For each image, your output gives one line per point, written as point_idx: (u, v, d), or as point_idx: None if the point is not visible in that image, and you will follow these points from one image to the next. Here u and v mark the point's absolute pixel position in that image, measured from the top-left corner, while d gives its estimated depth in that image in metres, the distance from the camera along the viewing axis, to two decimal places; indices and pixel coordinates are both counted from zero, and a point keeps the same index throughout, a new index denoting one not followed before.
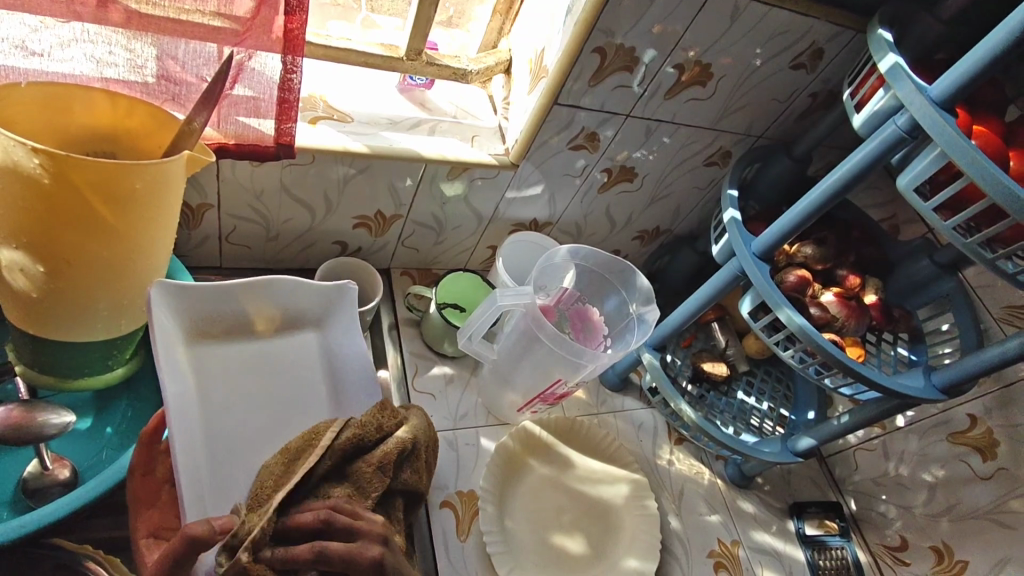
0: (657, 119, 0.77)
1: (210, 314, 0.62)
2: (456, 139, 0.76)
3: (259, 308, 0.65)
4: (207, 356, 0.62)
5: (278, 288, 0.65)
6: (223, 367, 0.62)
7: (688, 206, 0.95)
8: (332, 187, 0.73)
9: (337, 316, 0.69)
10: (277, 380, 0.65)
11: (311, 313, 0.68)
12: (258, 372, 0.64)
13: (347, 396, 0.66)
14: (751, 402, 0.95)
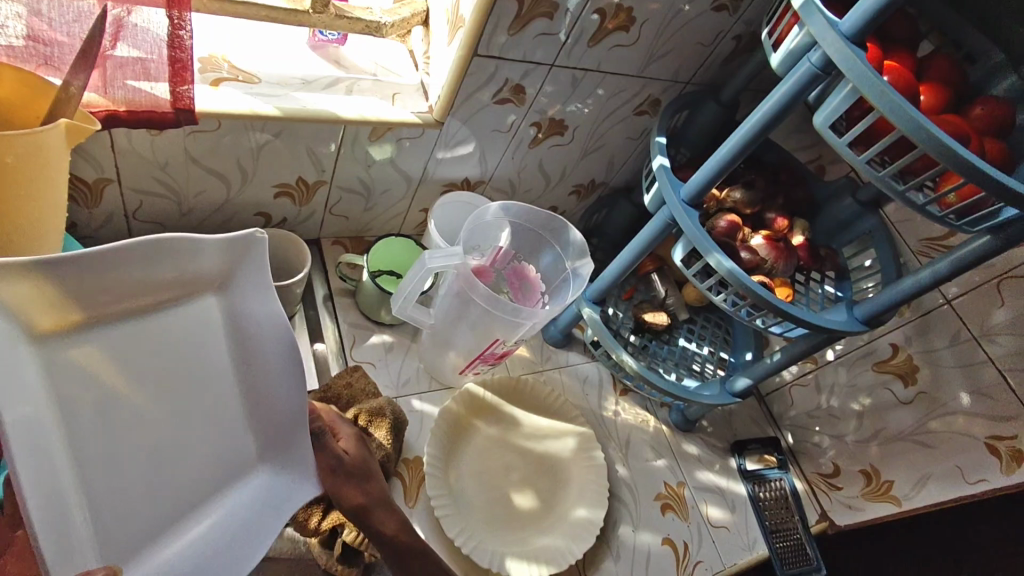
0: (583, 69, 0.76)
1: (62, 291, 0.42)
2: (375, 98, 0.72)
3: (119, 279, 0.45)
4: (54, 356, 0.42)
5: (157, 248, 0.45)
6: (84, 365, 0.44)
7: (621, 158, 0.94)
8: (244, 154, 0.69)
9: (243, 273, 0.51)
10: (167, 370, 0.49)
11: (203, 276, 0.50)
12: (152, 358, 0.48)
13: (267, 388, 0.53)
14: (692, 347, 0.98)
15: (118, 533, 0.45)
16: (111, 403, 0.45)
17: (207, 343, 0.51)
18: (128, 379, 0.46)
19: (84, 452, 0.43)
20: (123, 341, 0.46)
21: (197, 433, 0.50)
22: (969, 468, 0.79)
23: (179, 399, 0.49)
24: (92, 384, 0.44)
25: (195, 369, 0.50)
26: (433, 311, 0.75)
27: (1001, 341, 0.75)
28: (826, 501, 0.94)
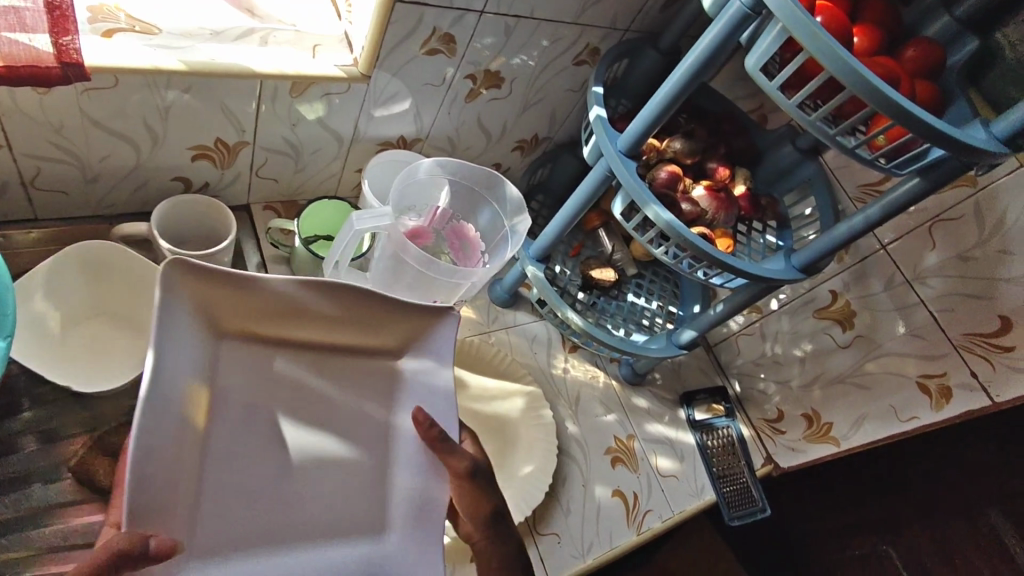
0: (515, 16, 0.72)
1: (262, 297, 0.56)
2: (294, 50, 0.68)
3: (297, 312, 0.58)
4: (226, 355, 0.56)
5: (312, 296, 0.57)
6: (238, 377, 0.56)
7: (564, 111, 0.91)
8: (150, 114, 0.64)
9: (425, 344, 0.61)
10: (313, 403, 0.58)
11: (390, 339, 0.61)
12: (303, 399, 0.58)
13: (409, 456, 0.58)
14: (641, 303, 0.97)
15: (213, 522, 0.50)
16: (257, 407, 0.56)
17: (374, 408, 0.59)
18: (273, 403, 0.57)
19: (216, 445, 0.53)
20: (275, 375, 0.58)
21: (343, 472, 0.57)
22: (901, 406, 0.81)
23: (318, 438, 0.57)
24: (258, 406, 0.56)
25: (357, 427, 0.58)
26: (370, 274, 0.73)
27: (933, 283, 0.77)
28: (771, 445, 0.97)
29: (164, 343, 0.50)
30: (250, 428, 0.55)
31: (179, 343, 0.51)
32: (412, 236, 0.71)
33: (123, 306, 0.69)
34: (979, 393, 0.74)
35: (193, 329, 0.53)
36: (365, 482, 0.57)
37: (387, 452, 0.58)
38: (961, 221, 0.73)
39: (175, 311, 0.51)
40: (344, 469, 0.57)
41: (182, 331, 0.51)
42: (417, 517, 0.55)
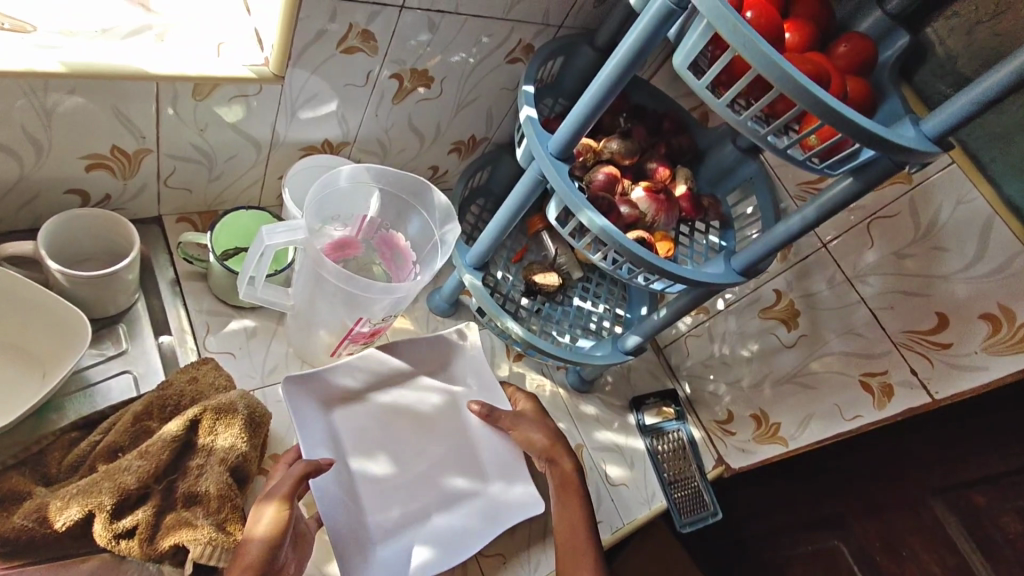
0: (438, 10, 0.68)
1: (360, 367, 0.72)
2: (197, 50, 0.62)
3: (385, 371, 0.74)
4: (348, 415, 0.70)
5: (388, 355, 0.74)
6: (366, 422, 0.71)
7: (501, 110, 0.88)
8: (30, 119, 0.57)
9: (450, 359, 0.78)
10: (418, 434, 0.73)
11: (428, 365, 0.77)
12: (407, 422, 0.73)
13: (475, 436, 0.76)
14: (587, 306, 0.95)
15: (395, 533, 0.68)
16: (380, 438, 0.71)
17: (444, 432, 0.74)
18: (394, 432, 0.72)
19: (367, 475, 0.69)
20: (390, 413, 0.73)
21: (447, 471, 0.73)
22: (846, 405, 0.81)
23: (429, 452, 0.73)
24: (377, 436, 0.71)
25: (445, 430, 0.75)
26: (293, 290, 0.68)
27: (872, 281, 0.76)
28: (722, 447, 0.96)
29: (301, 427, 0.66)
30: (382, 452, 0.71)
31: (308, 423, 0.67)
32: (340, 248, 0.68)
33: (12, 332, 0.62)
34: (919, 391, 0.73)
35: (314, 407, 0.68)
36: (463, 468, 0.74)
37: (465, 444, 0.75)
38: (898, 218, 0.73)
39: (300, 405, 0.67)
40: (446, 466, 0.73)
41: (314, 407, 0.68)
42: (505, 469, 0.75)
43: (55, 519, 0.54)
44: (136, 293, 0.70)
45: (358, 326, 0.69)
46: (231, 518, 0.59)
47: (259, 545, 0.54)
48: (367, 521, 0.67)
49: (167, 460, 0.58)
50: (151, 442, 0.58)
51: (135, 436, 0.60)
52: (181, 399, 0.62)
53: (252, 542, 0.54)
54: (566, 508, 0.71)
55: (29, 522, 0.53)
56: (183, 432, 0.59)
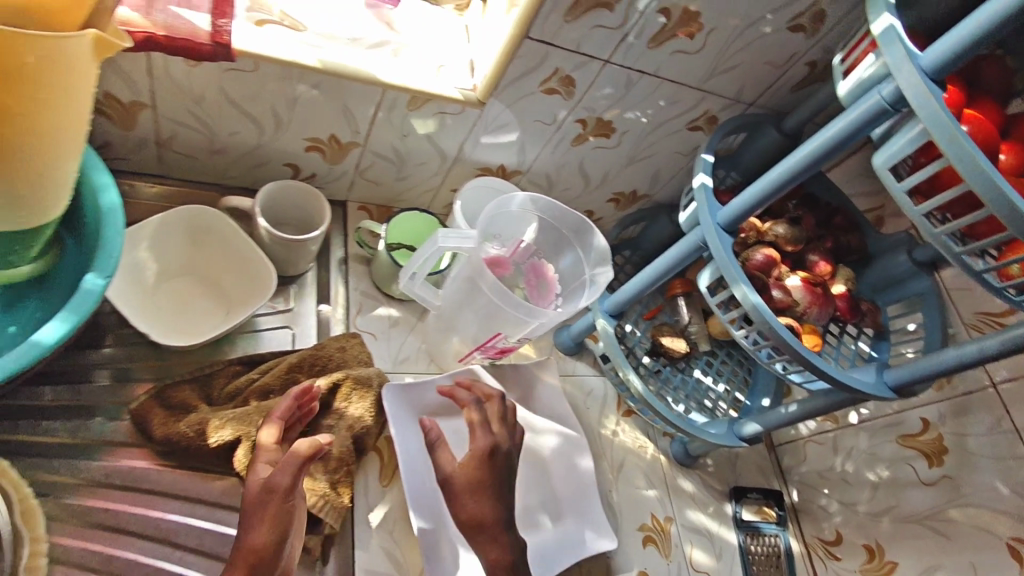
0: (639, 71, 0.71)
1: (457, 384, 0.74)
2: (422, 67, 0.70)
3: (478, 391, 0.76)
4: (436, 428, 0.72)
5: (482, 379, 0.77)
6: (454, 437, 0.73)
7: (668, 172, 0.90)
8: (279, 100, 0.67)
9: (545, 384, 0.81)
10: None
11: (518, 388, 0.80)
12: None
13: (560, 467, 0.77)
14: (707, 382, 0.93)
15: None
16: (467, 453, 0.73)
17: (527, 458, 0.76)
18: None
19: None
20: None
21: (528, 496, 0.74)
22: (983, 568, 0.73)
23: (513, 476, 0.74)
24: (466, 447, 0.73)
25: (543, 455, 0.77)
26: (442, 293, 0.73)
27: None
28: (822, 569, 0.87)
29: (399, 435, 0.68)
30: None
31: (405, 429, 0.69)
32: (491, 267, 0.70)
33: (217, 272, 0.73)
34: None
35: (411, 413, 0.70)
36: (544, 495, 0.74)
37: (548, 473, 0.76)
38: None
39: (398, 415, 0.69)
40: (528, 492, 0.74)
41: (409, 416, 0.70)
42: (578, 499, 0.76)
43: (209, 435, 0.61)
44: (312, 264, 0.78)
45: (493, 340, 0.73)
46: (343, 480, 0.64)
47: (261, 530, 0.54)
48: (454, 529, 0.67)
49: (307, 412, 0.65)
50: (299, 392, 0.65)
51: (285, 384, 0.67)
52: (329, 361, 0.69)
53: (259, 526, 0.54)
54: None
55: (191, 431, 0.61)
56: (328, 392, 0.66)
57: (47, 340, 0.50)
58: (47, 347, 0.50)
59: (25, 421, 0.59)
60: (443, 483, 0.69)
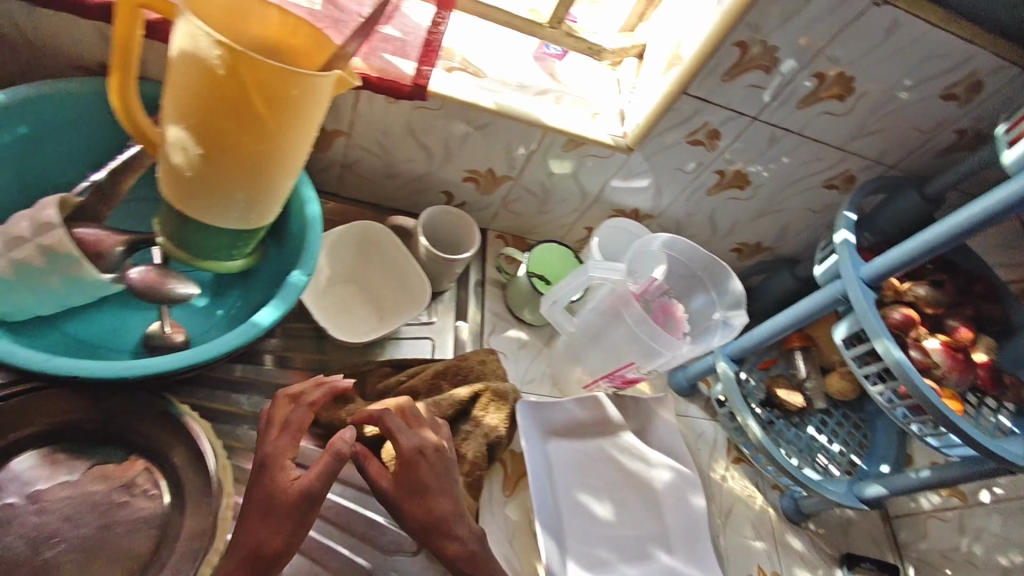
0: (784, 129, 0.74)
1: (581, 410, 0.79)
2: (579, 113, 0.77)
3: (598, 418, 0.80)
4: (558, 448, 0.76)
5: (606, 408, 0.81)
6: (573, 460, 0.77)
7: (796, 227, 0.92)
8: (452, 137, 0.76)
9: (662, 420, 0.83)
10: (622, 485, 0.78)
11: (634, 420, 0.83)
12: (610, 471, 0.78)
13: (671, 503, 0.78)
14: (821, 440, 0.91)
15: (593, 569, 0.70)
16: (585, 476, 0.76)
17: (640, 489, 0.78)
18: (595, 476, 0.77)
19: (573, 505, 0.73)
20: (595, 457, 0.78)
21: (640, 526, 0.76)
22: None
23: (626, 505, 0.76)
24: (584, 471, 0.77)
25: (656, 488, 0.79)
26: (578, 320, 0.79)
27: None
28: None
29: (528, 448, 0.73)
30: (594, 485, 0.76)
31: (532, 443, 0.74)
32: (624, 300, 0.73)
33: (376, 282, 0.81)
34: None
35: (538, 430, 0.75)
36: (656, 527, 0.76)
37: (659, 506, 0.78)
38: None
39: (527, 429, 0.74)
40: (640, 522, 0.76)
41: (536, 432, 0.75)
42: (686, 534, 0.76)
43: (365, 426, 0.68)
44: (455, 283, 0.85)
45: (623, 369, 0.78)
46: (473, 484, 0.69)
47: (277, 533, 0.51)
48: (571, 546, 0.70)
49: (449, 416, 0.70)
50: (444, 397, 0.71)
51: (431, 389, 0.73)
52: (470, 372, 0.75)
53: (276, 530, 0.51)
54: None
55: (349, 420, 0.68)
56: (468, 399, 0.71)
57: (263, 322, 0.59)
58: (264, 329, 0.59)
59: (220, 391, 0.70)
60: (563, 501, 0.73)
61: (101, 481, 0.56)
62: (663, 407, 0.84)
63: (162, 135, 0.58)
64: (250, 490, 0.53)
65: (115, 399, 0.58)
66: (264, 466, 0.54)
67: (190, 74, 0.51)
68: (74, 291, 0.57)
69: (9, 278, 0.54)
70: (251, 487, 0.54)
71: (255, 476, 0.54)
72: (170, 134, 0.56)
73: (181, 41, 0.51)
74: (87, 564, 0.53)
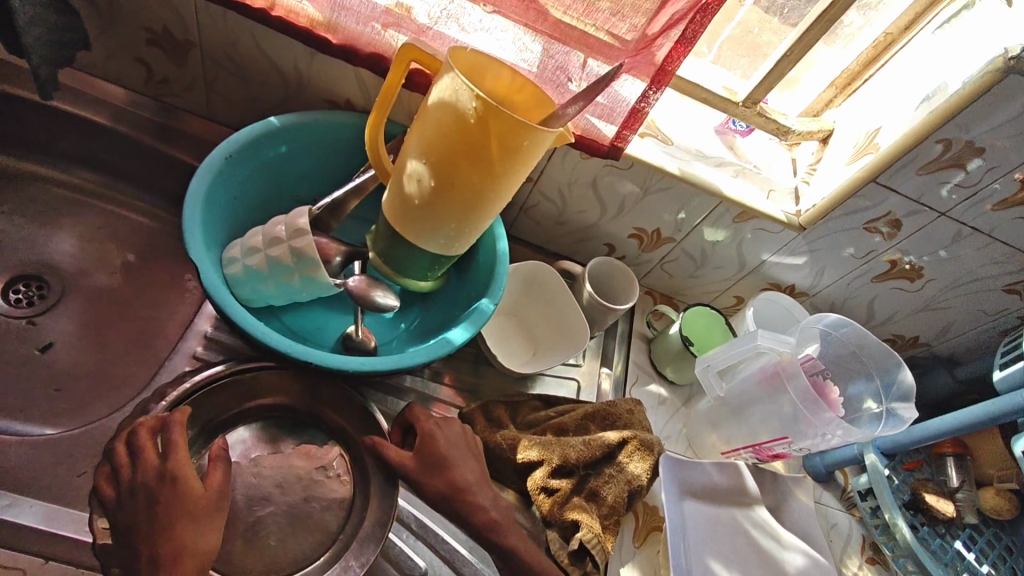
0: (972, 227, 0.74)
1: (720, 475, 0.80)
2: (756, 188, 0.80)
3: (735, 488, 0.80)
4: (694, 509, 0.77)
5: (745, 477, 0.80)
6: (707, 524, 0.77)
7: (962, 328, 0.88)
8: (630, 196, 0.82)
9: (799, 503, 0.82)
10: (754, 560, 0.76)
11: (770, 498, 0.82)
12: (743, 543, 0.77)
13: None
14: (971, 558, 0.83)
15: None
16: (717, 543, 0.76)
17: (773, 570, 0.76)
18: (727, 545, 0.76)
19: (704, 569, 0.73)
20: (729, 527, 0.78)
21: None
22: None
23: None
24: (717, 537, 0.76)
25: (787, 571, 0.76)
26: (728, 387, 0.81)
27: None
28: None
29: (667, 502, 0.75)
30: (725, 555, 0.75)
31: (670, 498, 0.76)
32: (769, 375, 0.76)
33: (534, 320, 0.87)
34: None
35: (677, 487, 0.77)
36: None
37: None
38: None
39: (667, 484, 0.76)
40: None
41: (675, 489, 0.77)
42: None
43: (518, 451, 0.72)
44: (604, 332, 0.89)
45: (771, 443, 0.78)
46: (611, 527, 0.70)
47: (200, 536, 0.54)
48: None
49: (597, 457, 0.73)
50: (594, 438, 0.74)
51: (579, 427, 0.77)
52: (619, 419, 0.78)
53: (208, 531, 0.54)
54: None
55: (505, 444, 0.73)
56: (616, 444, 0.74)
57: (455, 340, 0.66)
58: (454, 347, 0.65)
59: (391, 395, 0.77)
60: (694, 563, 0.73)
61: (302, 458, 0.68)
62: (801, 488, 0.82)
63: (398, 166, 0.67)
64: (154, 510, 0.53)
65: (323, 389, 0.69)
66: (171, 482, 0.54)
67: (444, 119, 0.60)
68: (307, 288, 0.66)
69: (263, 270, 0.64)
70: (154, 508, 0.53)
71: (157, 493, 0.54)
72: (409, 167, 0.64)
73: (443, 91, 0.60)
74: (291, 528, 0.64)
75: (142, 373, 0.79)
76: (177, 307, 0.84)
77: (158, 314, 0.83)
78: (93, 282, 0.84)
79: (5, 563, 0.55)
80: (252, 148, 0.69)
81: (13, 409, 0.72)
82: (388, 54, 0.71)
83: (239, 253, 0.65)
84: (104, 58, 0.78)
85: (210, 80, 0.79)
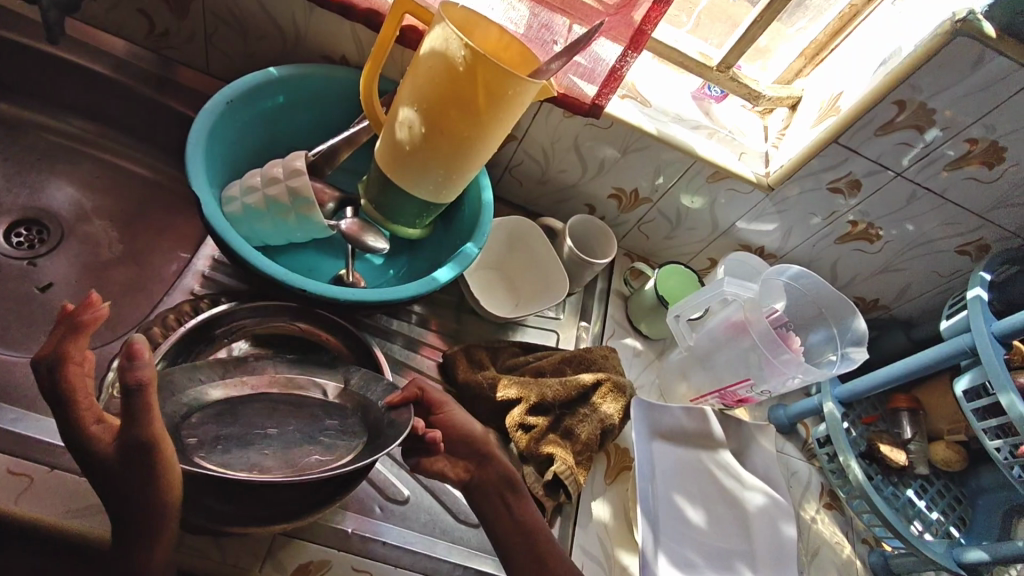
0: (925, 188, 0.79)
1: (687, 420, 0.85)
2: (728, 150, 0.84)
3: (700, 431, 0.85)
4: (662, 449, 0.82)
5: (710, 421, 0.86)
6: (673, 463, 0.82)
7: (919, 289, 0.93)
8: (609, 157, 0.86)
9: (759, 447, 0.87)
10: (715, 497, 0.82)
11: (733, 442, 0.87)
12: (705, 480, 0.82)
13: (758, 523, 0.80)
14: (921, 505, 0.88)
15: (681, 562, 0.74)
16: (681, 480, 0.81)
17: (730, 504, 0.82)
18: (691, 482, 0.82)
19: (668, 502, 0.79)
20: (693, 466, 0.83)
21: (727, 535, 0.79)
22: None
23: (717, 515, 0.80)
24: (681, 474, 0.82)
25: (747, 508, 0.82)
26: (698, 337, 0.86)
27: None
28: None
29: (637, 442, 0.80)
30: (689, 491, 0.81)
31: (640, 438, 0.80)
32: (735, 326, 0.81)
33: (515, 272, 0.91)
34: None
35: (647, 429, 0.82)
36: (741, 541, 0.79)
37: (747, 523, 0.81)
38: None
39: (638, 425, 0.81)
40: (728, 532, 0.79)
41: (644, 430, 0.81)
42: (773, 554, 0.78)
43: (498, 389, 0.76)
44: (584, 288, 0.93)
45: (736, 387, 0.83)
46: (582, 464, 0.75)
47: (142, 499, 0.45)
48: (664, 536, 0.75)
49: (571, 398, 0.78)
50: (570, 379, 0.79)
51: (555, 371, 0.81)
52: (594, 362, 0.82)
53: (146, 497, 0.44)
54: (510, 512, 0.67)
55: (485, 382, 0.77)
56: (591, 385, 0.79)
57: (441, 279, 0.70)
58: (440, 285, 0.69)
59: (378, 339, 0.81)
60: (660, 497, 0.78)
61: None
62: (763, 434, 0.88)
63: (390, 116, 0.70)
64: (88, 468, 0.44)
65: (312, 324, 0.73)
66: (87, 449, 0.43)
67: (435, 67, 0.63)
68: (301, 227, 0.70)
69: (260, 208, 0.68)
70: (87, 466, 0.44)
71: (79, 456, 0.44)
72: (401, 115, 0.68)
73: (434, 41, 0.64)
74: None
75: (139, 314, 0.82)
76: (174, 254, 0.87)
77: (156, 259, 0.86)
78: (93, 228, 0.87)
79: (15, 469, 0.58)
80: (252, 95, 0.73)
81: (15, 341, 0.75)
82: (382, 10, 0.75)
83: (238, 192, 0.69)
84: (106, 9, 0.81)
85: (209, 33, 0.82)
